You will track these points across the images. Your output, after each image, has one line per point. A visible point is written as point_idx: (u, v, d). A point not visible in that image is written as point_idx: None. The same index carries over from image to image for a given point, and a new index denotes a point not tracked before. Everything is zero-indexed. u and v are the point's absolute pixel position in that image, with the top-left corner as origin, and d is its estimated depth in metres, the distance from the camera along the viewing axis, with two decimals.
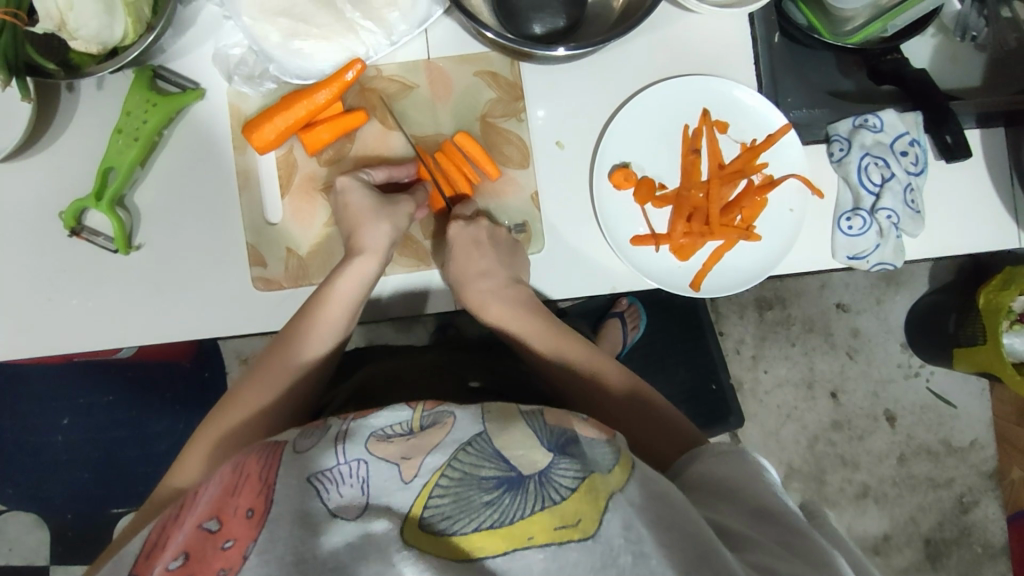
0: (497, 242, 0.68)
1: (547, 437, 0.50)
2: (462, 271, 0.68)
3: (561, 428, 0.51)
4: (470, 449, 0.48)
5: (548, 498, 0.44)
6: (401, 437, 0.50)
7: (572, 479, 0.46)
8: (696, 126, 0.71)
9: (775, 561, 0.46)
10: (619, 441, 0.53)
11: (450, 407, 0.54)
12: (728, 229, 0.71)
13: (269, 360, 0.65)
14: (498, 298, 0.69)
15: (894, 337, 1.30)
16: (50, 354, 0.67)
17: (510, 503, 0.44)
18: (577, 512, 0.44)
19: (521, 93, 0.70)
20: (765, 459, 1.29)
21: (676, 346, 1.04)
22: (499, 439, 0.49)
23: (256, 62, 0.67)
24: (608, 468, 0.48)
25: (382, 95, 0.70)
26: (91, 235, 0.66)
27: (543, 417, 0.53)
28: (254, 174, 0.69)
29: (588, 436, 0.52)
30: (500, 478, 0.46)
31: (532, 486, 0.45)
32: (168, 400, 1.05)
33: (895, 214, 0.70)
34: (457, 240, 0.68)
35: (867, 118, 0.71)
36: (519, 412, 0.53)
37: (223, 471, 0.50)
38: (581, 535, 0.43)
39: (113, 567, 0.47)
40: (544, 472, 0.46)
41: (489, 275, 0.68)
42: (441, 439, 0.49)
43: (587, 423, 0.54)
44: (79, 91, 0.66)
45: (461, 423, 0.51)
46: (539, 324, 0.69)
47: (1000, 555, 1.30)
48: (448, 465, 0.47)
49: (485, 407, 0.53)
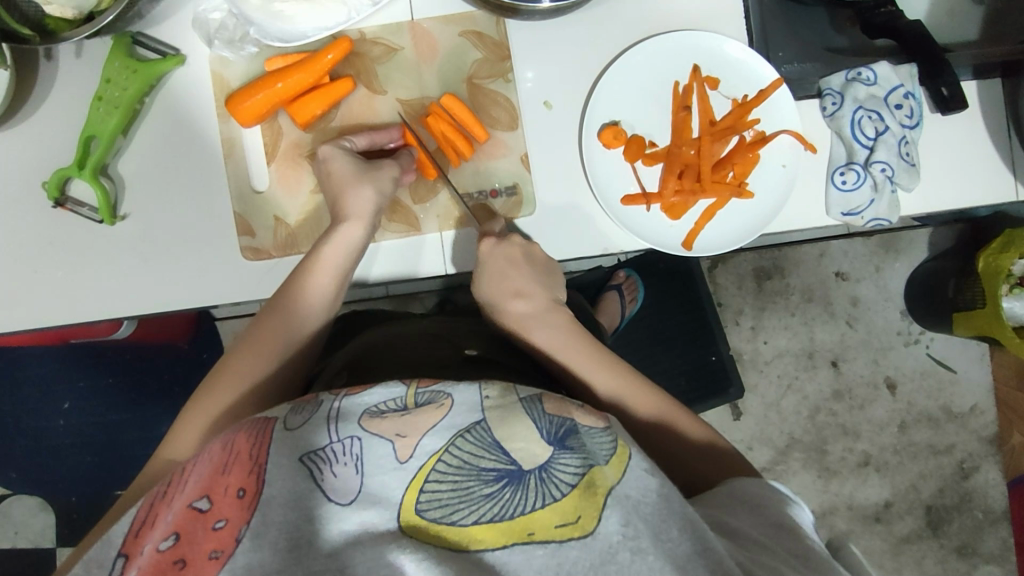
0: (535, 260, 0.68)
1: (547, 428, 0.47)
2: (494, 288, 0.67)
3: (561, 417, 0.49)
4: (469, 438, 0.46)
5: (549, 495, 0.43)
6: (396, 413, 0.48)
7: (572, 475, 0.44)
8: (686, 82, 0.70)
9: (784, 566, 0.46)
10: (615, 429, 0.52)
11: (448, 386, 0.51)
12: (720, 186, 0.70)
13: (259, 329, 0.63)
14: (543, 323, 0.67)
15: (894, 305, 1.29)
16: (41, 329, 0.67)
17: (512, 497, 0.43)
18: (576, 508, 0.43)
19: (508, 53, 0.69)
20: (766, 430, 1.29)
21: (674, 318, 1.03)
22: (500, 429, 0.46)
23: (236, 25, 0.66)
24: (605, 461, 0.47)
25: (366, 59, 0.69)
26: (76, 206, 0.65)
27: (542, 404, 0.50)
28: (239, 143, 0.68)
29: (587, 424, 0.50)
30: (501, 471, 0.44)
31: (532, 481, 0.44)
32: (167, 383, 1.05)
33: (889, 167, 0.69)
34: (492, 259, 0.66)
35: (861, 71, 0.69)
36: (519, 401, 0.50)
37: (213, 450, 0.47)
38: (581, 532, 0.42)
39: (97, 552, 0.44)
40: (545, 467, 0.44)
41: (527, 295, 0.67)
42: (437, 421, 0.47)
43: (583, 410, 0.53)
44: (58, 60, 0.65)
45: (460, 407, 0.48)
46: (573, 340, 0.67)
47: (1001, 520, 1.30)
48: (446, 451, 0.45)
49: (484, 387, 0.50)
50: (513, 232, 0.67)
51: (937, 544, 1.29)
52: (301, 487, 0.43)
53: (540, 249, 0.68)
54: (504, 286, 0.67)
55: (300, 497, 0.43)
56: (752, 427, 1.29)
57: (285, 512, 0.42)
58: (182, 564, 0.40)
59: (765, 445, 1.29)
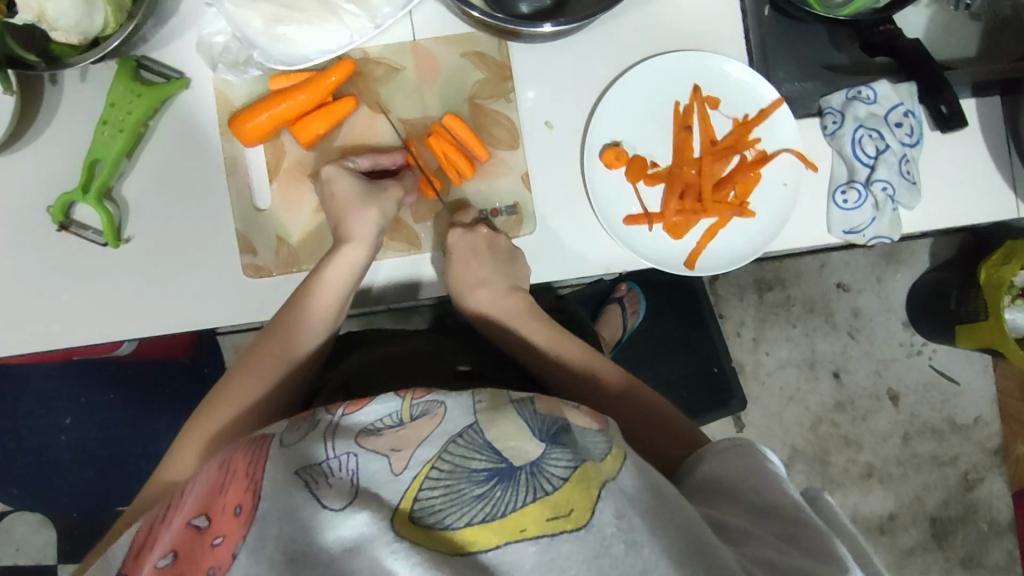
0: (496, 249, 0.68)
1: (538, 427, 0.47)
2: (457, 277, 0.69)
3: (553, 417, 0.49)
4: (460, 441, 0.46)
5: (541, 489, 0.43)
6: (391, 430, 0.48)
7: (564, 468, 0.44)
8: (687, 102, 0.70)
9: (773, 552, 0.45)
10: (611, 431, 0.51)
11: (440, 395, 0.51)
12: (721, 206, 0.70)
13: (260, 349, 0.64)
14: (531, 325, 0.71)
15: (896, 316, 1.29)
16: (45, 351, 0.67)
17: (503, 495, 0.42)
18: (569, 502, 0.43)
19: (510, 74, 0.70)
20: (769, 442, 1.29)
21: (676, 331, 1.03)
22: (490, 431, 0.46)
23: (240, 50, 0.67)
24: (601, 457, 0.46)
25: (368, 79, 0.69)
26: (80, 229, 0.65)
27: (534, 406, 0.50)
28: (242, 162, 0.68)
29: (580, 425, 0.50)
30: (491, 470, 0.43)
31: (524, 477, 0.43)
32: (170, 398, 1.06)
33: (890, 185, 0.69)
34: (457, 248, 0.67)
35: (860, 90, 0.70)
36: (509, 404, 0.50)
37: (209, 470, 0.48)
38: (574, 525, 0.42)
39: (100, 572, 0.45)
40: (536, 462, 0.44)
41: (486, 284, 0.70)
42: (429, 432, 0.47)
43: (579, 412, 0.52)
44: (62, 84, 0.65)
45: (452, 414, 0.49)
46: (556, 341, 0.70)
47: (1007, 531, 1.29)
48: (439, 458, 0.45)
49: (476, 395, 0.51)
50: (481, 223, 0.68)
51: (943, 556, 1.29)
52: (298, 499, 0.43)
53: (506, 238, 0.69)
54: (466, 275, 0.69)
55: (293, 510, 0.42)
56: (755, 439, 1.28)
57: (280, 525, 0.42)
58: None
59: None
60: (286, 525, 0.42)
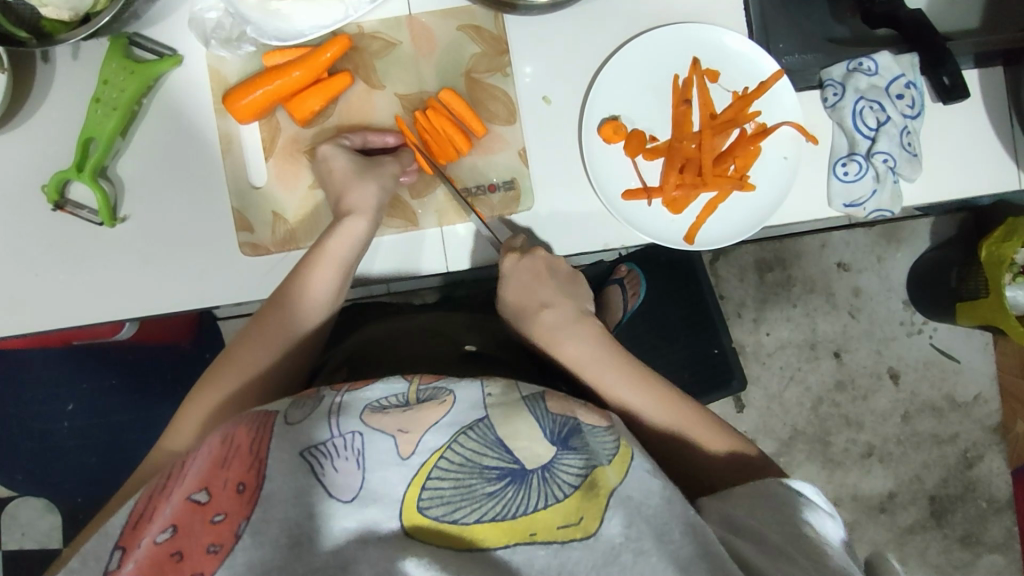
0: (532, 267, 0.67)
1: (550, 428, 0.47)
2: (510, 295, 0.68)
3: (564, 416, 0.49)
4: (471, 435, 0.46)
5: (551, 495, 0.43)
6: (398, 408, 0.48)
7: (575, 476, 0.45)
8: (686, 75, 0.70)
9: None
10: (617, 428, 0.53)
11: (448, 383, 0.50)
12: (721, 180, 0.69)
13: (259, 323, 0.63)
14: (543, 320, 0.69)
15: (896, 294, 1.29)
16: (42, 333, 0.67)
17: (513, 496, 0.43)
18: (579, 509, 0.43)
19: (507, 47, 0.69)
20: (769, 422, 1.29)
21: (677, 311, 1.02)
22: (503, 427, 0.46)
23: (232, 25, 0.66)
24: (608, 461, 0.47)
25: (364, 54, 0.69)
26: (75, 209, 0.65)
27: (546, 403, 0.50)
28: (237, 138, 0.67)
29: (590, 423, 0.51)
30: (504, 470, 0.44)
31: (535, 480, 0.44)
32: (171, 382, 1.04)
33: (891, 157, 0.69)
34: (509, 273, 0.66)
35: (861, 62, 0.69)
36: (521, 399, 0.50)
37: (212, 443, 0.46)
38: (584, 533, 0.42)
39: (93, 544, 0.43)
40: (548, 466, 0.45)
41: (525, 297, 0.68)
42: (439, 417, 0.46)
43: (586, 409, 0.53)
44: (55, 62, 0.65)
45: (461, 404, 0.48)
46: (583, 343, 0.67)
47: (1005, 509, 1.30)
48: (448, 448, 0.45)
49: (486, 385, 0.50)
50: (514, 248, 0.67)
51: (941, 534, 1.29)
52: (302, 483, 0.43)
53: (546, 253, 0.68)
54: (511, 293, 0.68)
55: (301, 493, 0.42)
56: (755, 419, 1.29)
57: (285, 509, 0.41)
58: (180, 557, 0.39)
59: (768, 437, 1.29)
60: (293, 509, 0.41)
